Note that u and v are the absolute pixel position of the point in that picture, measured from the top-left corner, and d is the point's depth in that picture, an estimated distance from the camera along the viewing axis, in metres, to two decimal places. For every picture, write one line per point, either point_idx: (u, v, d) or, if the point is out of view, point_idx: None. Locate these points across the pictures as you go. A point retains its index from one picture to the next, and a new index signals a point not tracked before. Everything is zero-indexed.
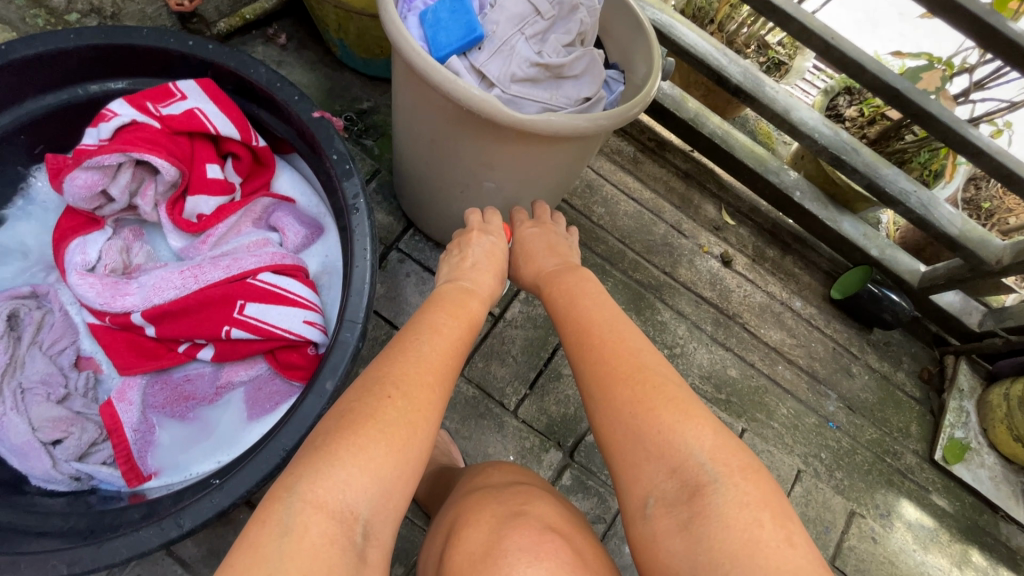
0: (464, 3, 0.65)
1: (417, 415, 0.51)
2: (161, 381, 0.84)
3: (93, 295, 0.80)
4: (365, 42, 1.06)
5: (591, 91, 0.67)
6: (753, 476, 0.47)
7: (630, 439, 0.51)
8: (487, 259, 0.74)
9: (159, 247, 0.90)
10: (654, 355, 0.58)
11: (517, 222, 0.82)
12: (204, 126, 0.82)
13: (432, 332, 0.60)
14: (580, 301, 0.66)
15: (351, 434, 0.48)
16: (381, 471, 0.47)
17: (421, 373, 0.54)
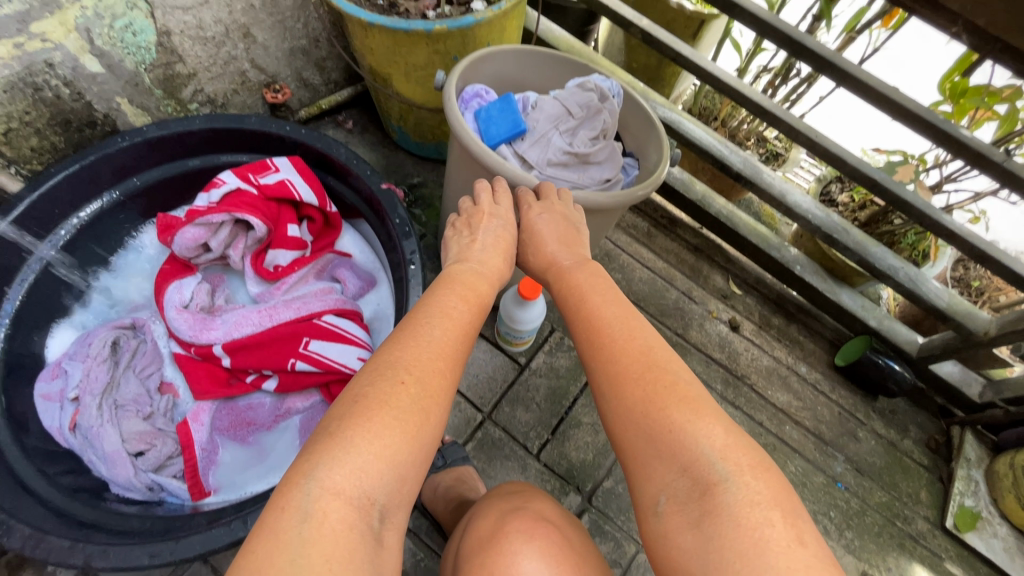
0: (512, 105, 0.83)
1: (430, 402, 0.54)
2: (228, 408, 0.96)
3: (185, 327, 0.94)
4: (421, 129, 1.26)
5: (611, 173, 0.84)
6: (762, 475, 0.50)
7: (642, 436, 0.54)
8: (491, 240, 0.75)
9: (237, 292, 1.05)
10: (666, 353, 0.60)
11: (524, 198, 0.77)
12: (291, 193, 1.00)
13: (442, 318, 0.62)
14: (590, 296, 0.67)
15: (366, 421, 0.51)
16: (396, 455, 0.50)
17: (434, 362, 0.57)
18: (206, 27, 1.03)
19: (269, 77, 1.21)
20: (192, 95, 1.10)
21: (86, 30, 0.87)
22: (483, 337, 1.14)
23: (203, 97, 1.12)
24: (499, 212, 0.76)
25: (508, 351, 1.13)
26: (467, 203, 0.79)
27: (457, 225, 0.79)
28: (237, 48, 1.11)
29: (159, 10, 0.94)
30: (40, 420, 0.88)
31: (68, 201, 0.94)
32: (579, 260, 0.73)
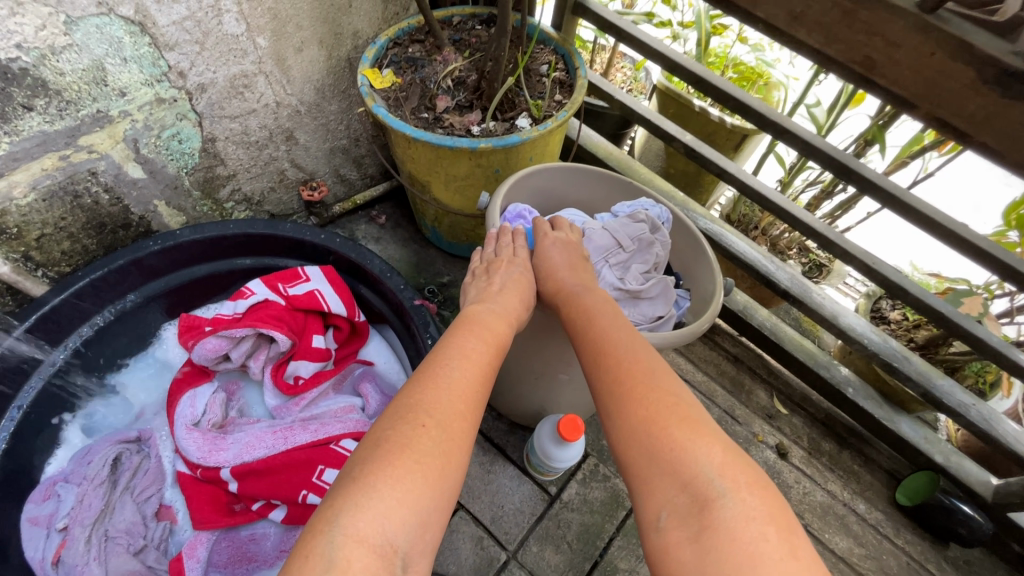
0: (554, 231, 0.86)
1: (452, 446, 0.52)
2: (228, 539, 0.86)
3: (194, 449, 0.87)
4: (454, 231, 1.23)
5: (663, 310, 0.77)
6: (759, 491, 0.47)
7: (646, 456, 0.52)
8: (513, 284, 0.73)
9: (253, 402, 0.99)
10: (672, 377, 0.59)
11: (539, 233, 0.79)
12: (320, 305, 0.97)
13: (462, 357, 0.60)
14: (599, 320, 0.66)
15: (389, 465, 0.48)
16: (417, 499, 0.47)
17: (455, 400, 0.55)
18: (250, 133, 1.03)
19: (307, 175, 1.21)
20: (229, 195, 1.10)
21: (133, 141, 0.87)
22: (512, 462, 1.05)
23: (239, 196, 1.12)
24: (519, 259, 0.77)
25: (538, 479, 1.03)
26: (486, 253, 0.79)
27: (475, 272, 0.78)
28: (279, 149, 1.11)
29: (207, 119, 0.95)
30: (23, 549, 0.80)
31: (90, 304, 0.91)
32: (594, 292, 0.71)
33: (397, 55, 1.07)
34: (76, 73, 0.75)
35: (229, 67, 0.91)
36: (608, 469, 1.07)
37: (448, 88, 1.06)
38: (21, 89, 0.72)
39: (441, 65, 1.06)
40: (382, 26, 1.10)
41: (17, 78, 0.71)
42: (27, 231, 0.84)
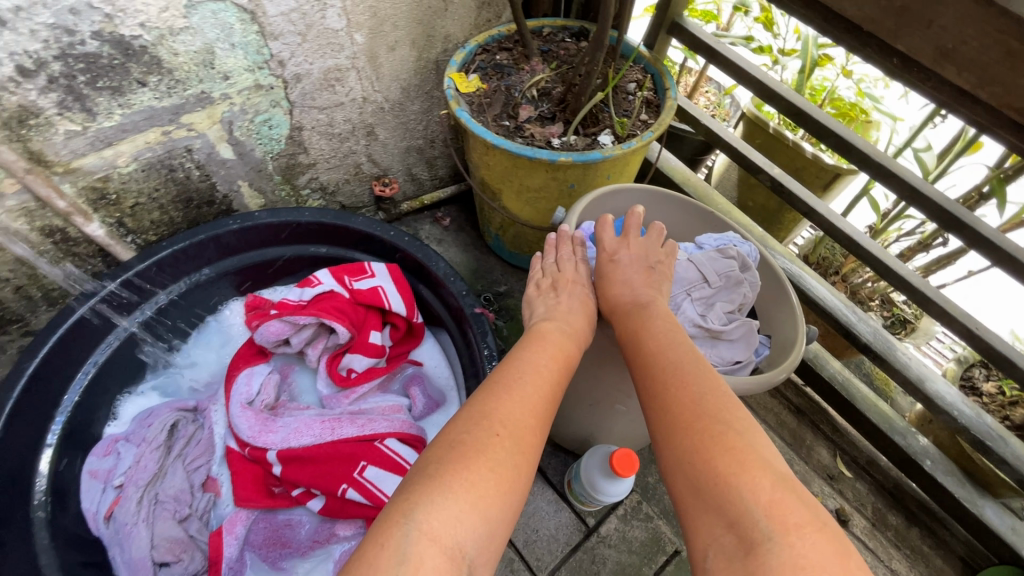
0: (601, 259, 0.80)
1: (522, 457, 0.51)
2: (266, 520, 0.87)
3: (245, 427, 0.89)
4: (518, 241, 1.22)
5: (743, 355, 0.72)
6: (811, 534, 0.42)
7: (691, 489, 0.48)
8: (574, 304, 0.71)
9: (304, 388, 1.00)
10: (723, 400, 0.53)
11: (603, 246, 0.75)
12: (382, 301, 0.97)
13: (533, 372, 0.59)
14: (650, 332, 0.62)
15: (465, 469, 0.47)
16: (488, 503, 0.46)
17: (526, 413, 0.54)
18: (335, 125, 1.05)
19: (381, 171, 1.23)
20: (307, 182, 1.12)
21: (229, 123, 0.91)
22: (551, 486, 1.01)
23: (316, 185, 1.14)
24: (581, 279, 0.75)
25: (576, 507, 0.99)
26: (549, 266, 0.78)
27: (536, 288, 0.76)
28: (359, 143, 1.13)
29: (297, 108, 0.97)
30: (80, 500, 0.84)
31: (169, 273, 0.95)
32: (651, 301, 0.67)
33: (484, 61, 1.08)
34: (190, 55, 0.78)
35: (324, 60, 0.93)
36: (652, 508, 1.01)
37: (532, 98, 1.05)
38: (140, 66, 0.75)
39: (528, 74, 1.06)
40: (473, 31, 1.11)
41: (136, 55, 0.73)
42: (124, 198, 0.88)
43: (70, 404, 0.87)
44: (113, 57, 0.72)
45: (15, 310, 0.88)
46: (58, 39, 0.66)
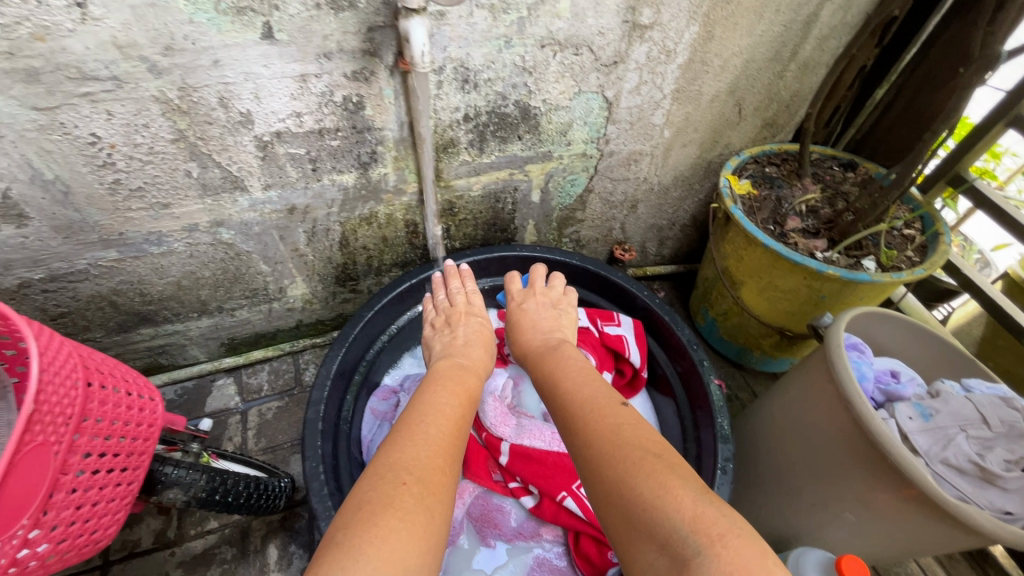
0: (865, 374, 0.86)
1: (434, 499, 0.54)
2: (483, 499, 1.01)
3: (490, 415, 1.04)
4: (735, 330, 1.29)
5: (1016, 507, 0.72)
6: (735, 540, 0.45)
7: (621, 519, 0.51)
8: (474, 340, 0.91)
9: (531, 398, 1.15)
10: (635, 429, 0.59)
11: (512, 302, 0.99)
12: (624, 348, 1.10)
13: (436, 416, 0.66)
14: (561, 392, 0.70)
15: (373, 525, 0.49)
16: (404, 559, 0.48)
17: (432, 457, 0.59)
18: (614, 195, 1.25)
19: (624, 238, 1.40)
20: (571, 233, 1.33)
21: (550, 176, 1.14)
22: None
23: (576, 237, 1.35)
24: (474, 316, 0.96)
25: None
26: (447, 305, 0.99)
27: (438, 320, 0.98)
28: (622, 212, 1.32)
29: (597, 176, 1.18)
30: (361, 429, 1.06)
31: None
32: (550, 343, 0.86)
33: (754, 171, 1.21)
34: (558, 125, 1.03)
35: (636, 145, 1.13)
36: None
37: (800, 212, 1.16)
38: (526, 126, 1.00)
39: (799, 191, 1.17)
40: (749, 144, 1.26)
41: (529, 119, 0.99)
42: (460, 213, 1.14)
43: (371, 353, 1.11)
44: (515, 118, 0.98)
45: (356, 272, 1.18)
46: (495, 102, 0.93)
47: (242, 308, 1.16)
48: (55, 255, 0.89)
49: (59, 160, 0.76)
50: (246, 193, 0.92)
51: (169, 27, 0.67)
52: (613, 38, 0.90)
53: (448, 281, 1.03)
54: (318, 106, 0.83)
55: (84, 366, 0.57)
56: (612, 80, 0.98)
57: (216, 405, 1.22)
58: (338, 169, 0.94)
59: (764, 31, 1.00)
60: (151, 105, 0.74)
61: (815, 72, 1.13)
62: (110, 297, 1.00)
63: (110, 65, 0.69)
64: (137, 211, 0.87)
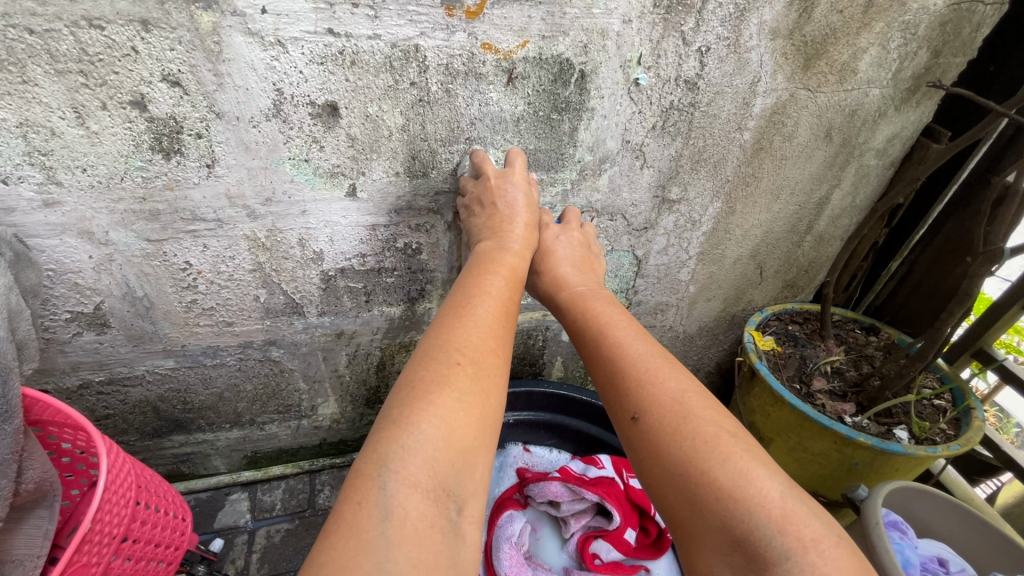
0: (910, 560, 0.81)
1: (486, 381, 0.57)
2: None
3: (506, 564, 1.01)
4: None
5: None
6: (829, 553, 0.48)
7: (686, 503, 0.54)
8: (518, 224, 0.80)
9: (551, 550, 1.10)
10: (701, 401, 0.60)
11: (547, 227, 0.89)
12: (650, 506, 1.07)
13: (483, 297, 0.68)
14: (612, 336, 0.71)
15: (430, 400, 0.53)
16: (462, 436, 0.52)
17: (482, 340, 0.62)
18: None
19: None
20: None
21: None
22: None
23: None
24: (513, 180, 0.81)
25: None
26: (473, 181, 0.83)
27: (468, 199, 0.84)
28: None
29: None
30: None
31: None
32: (593, 290, 0.82)
33: (777, 327, 1.25)
34: None
35: (662, 297, 1.21)
36: None
37: (825, 372, 1.17)
38: None
39: (823, 350, 1.21)
40: (771, 301, 1.32)
41: None
42: None
43: None
44: None
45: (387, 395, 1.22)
46: None
47: (272, 423, 1.18)
48: (120, 361, 0.96)
49: (152, 281, 0.86)
50: (303, 317, 1.00)
51: (273, 184, 0.80)
52: (644, 209, 1.02)
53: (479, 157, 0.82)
54: (381, 249, 0.94)
55: (138, 485, 0.62)
56: (642, 242, 1.08)
57: (226, 521, 1.19)
58: (387, 302, 1.03)
59: (781, 208, 1.11)
60: (241, 242, 0.86)
61: (831, 243, 1.23)
62: (155, 402, 1.05)
63: (217, 210, 0.81)
64: (203, 327, 0.96)
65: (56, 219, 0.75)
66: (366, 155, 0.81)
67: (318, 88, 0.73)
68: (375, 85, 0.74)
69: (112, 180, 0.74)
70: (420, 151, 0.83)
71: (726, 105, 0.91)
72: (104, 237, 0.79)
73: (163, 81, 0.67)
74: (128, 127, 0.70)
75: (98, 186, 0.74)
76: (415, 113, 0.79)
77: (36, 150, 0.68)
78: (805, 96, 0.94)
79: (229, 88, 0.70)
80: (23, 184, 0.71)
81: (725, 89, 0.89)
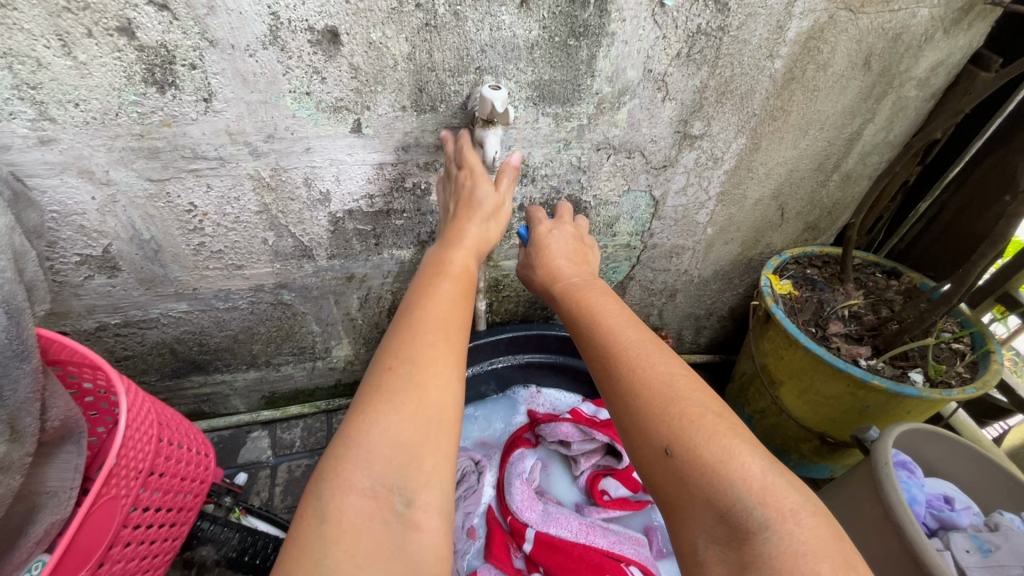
0: (914, 495, 0.83)
1: (421, 372, 0.54)
2: None
3: (518, 497, 1.05)
4: (774, 430, 1.26)
5: None
6: (807, 520, 0.47)
7: (670, 479, 0.52)
8: (486, 208, 0.76)
9: (560, 486, 1.13)
10: (689, 382, 0.58)
11: (538, 225, 0.90)
12: None
13: (422, 290, 0.64)
14: (602, 321, 0.68)
15: (360, 413, 0.52)
16: (396, 436, 0.50)
17: (420, 330, 0.58)
18: (654, 283, 1.27)
19: (661, 324, 1.41)
20: None
21: None
22: None
23: None
24: (487, 178, 0.78)
25: None
26: (449, 176, 0.83)
27: (448, 191, 0.83)
28: (660, 300, 1.33)
29: (640, 265, 1.21)
30: None
31: (502, 348, 1.21)
32: (587, 278, 0.79)
33: (795, 271, 1.22)
34: (606, 218, 1.08)
35: (678, 239, 1.17)
36: None
37: (843, 316, 1.15)
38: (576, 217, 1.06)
39: (842, 294, 1.18)
40: (790, 244, 1.28)
41: (581, 210, 1.04)
42: (505, 289, 1.18)
43: None
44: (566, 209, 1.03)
45: None
46: (549, 195, 0.99)
47: (288, 364, 1.20)
48: (134, 303, 0.96)
49: (158, 222, 0.85)
50: (312, 261, 0.99)
51: (274, 120, 0.77)
52: (664, 145, 0.97)
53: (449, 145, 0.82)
54: (390, 189, 0.91)
55: (159, 423, 0.63)
56: (660, 181, 1.03)
57: (249, 456, 1.24)
58: (397, 245, 1.01)
59: (808, 145, 1.05)
60: (246, 182, 0.83)
61: (858, 182, 1.17)
62: (171, 345, 1.07)
63: (218, 148, 0.78)
64: (213, 270, 0.95)
65: (53, 157, 0.72)
66: (371, 87, 0.76)
67: (316, 11, 0.67)
68: (378, 8, 0.69)
69: (107, 116, 0.70)
70: (428, 83, 0.78)
71: (758, 29, 0.84)
72: (105, 176, 0.76)
73: (149, 5, 0.62)
74: (117, 57, 0.66)
75: (93, 122, 0.71)
76: (421, 40, 0.73)
77: (23, 82, 0.65)
78: (845, 17, 0.86)
79: (220, 12, 0.64)
80: (16, 120, 0.68)
81: (758, 10, 0.81)
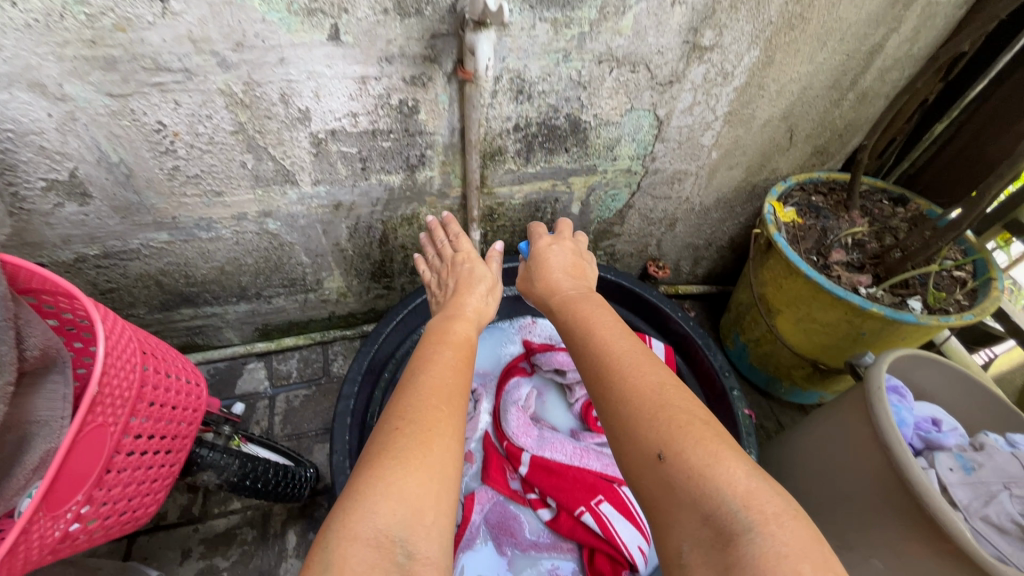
0: (902, 416, 0.85)
1: (427, 433, 0.61)
2: (501, 507, 1.02)
3: (513, 423, 1.07)
4: (767, 358, 1.28)
5: None
6: (789, 523, 0.49)
7: (660, 484, 0.55)
8: (483, 287, 0.92)
9: (556, 412, 1.16)
10: (678, 393, 0.62)
11: (538, 244, 0.99)
12: None
13: (425, 360, 0.73)
14: (598, 335, 0.73)
15: (368, 472, 0.57)
16: (401, 488, 0.55)
17: (426, 396, 0.65)
18: (654, 212, 1.23)
19: (659, 254, 1.38)
20: (605, 246, 1.31)
21: (593, 188, 1.12)
22: None
23: (610, 250, 1.33)
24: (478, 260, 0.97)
25: None
26: (449, 251, 0.99)
27: (440, 271, 0.98)
28: (659, 230, 1.29)
29: (640, 192, 1.17)
30: None
31: None
32: (583, 291, 0.87)
33: (800, 199, 1.18)
34: (606, 140, 1.02)
35: (681, 164, 1.12)
36: None
37: (845, 245, 1.13)
38: (574, 140, 1.00)
39: (846, 223, 1.15)
40: (797, 170, 1.23)
41: (579, 132, 0.98)
42: (500, 218, 1.14)
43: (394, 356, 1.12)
44: (564, 131, 0.97)
45: (392, 269, 1.20)
46: (547, 115, 0.93)
47: (279, 297, 1.18)
48: (111, 233, 0.92)
49: (126, 143, 0.79)
50: (296, 187, 0.94)
51: (241, 25, 0.69)
52: (671, 58, 0.89)
53: (436, 232, 1.02)
54: (374, 107, 0.84)
55: (143, 351, 0.61)
56: (666, 99, 0.97)
57: (246, 387, 1.25)
58: (386, 170, 0.95)
59: (825, 59, 0.98)
60: (217, 98, 0.76)
61: (873, 102, 1.10)
62: (157, 277, 1.03)
63: (183, 58, 0.71)
64: (191, 197, 0.90)
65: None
66: None
67: None
68: None
69: (51, 18, 0.63)
70: None
71: None
72: (59, 90, 0.70)
73: None
74: None
75: (36, 27, 0.63)
76: None
77: None
78: None
79: None
80: None
81: None
